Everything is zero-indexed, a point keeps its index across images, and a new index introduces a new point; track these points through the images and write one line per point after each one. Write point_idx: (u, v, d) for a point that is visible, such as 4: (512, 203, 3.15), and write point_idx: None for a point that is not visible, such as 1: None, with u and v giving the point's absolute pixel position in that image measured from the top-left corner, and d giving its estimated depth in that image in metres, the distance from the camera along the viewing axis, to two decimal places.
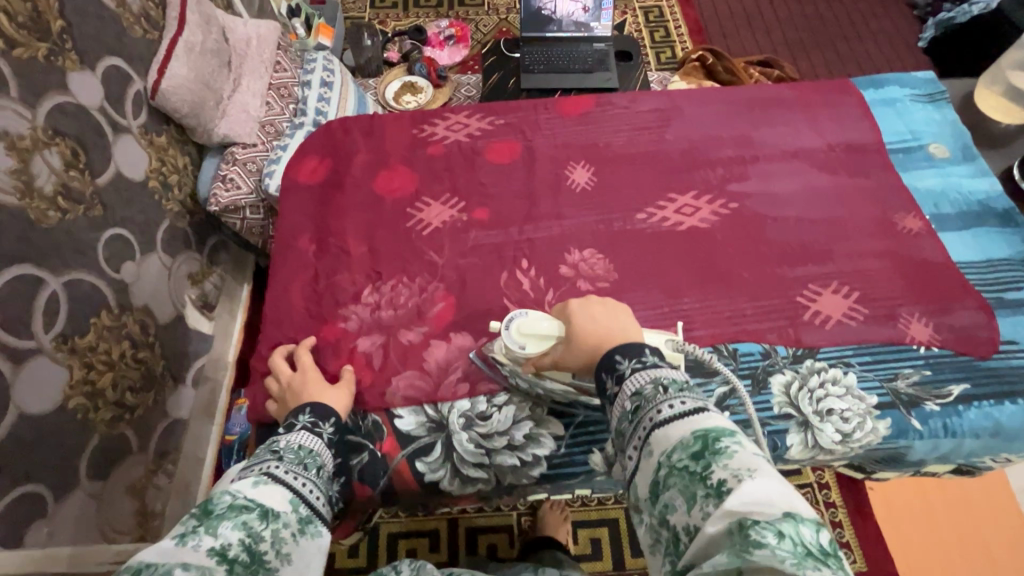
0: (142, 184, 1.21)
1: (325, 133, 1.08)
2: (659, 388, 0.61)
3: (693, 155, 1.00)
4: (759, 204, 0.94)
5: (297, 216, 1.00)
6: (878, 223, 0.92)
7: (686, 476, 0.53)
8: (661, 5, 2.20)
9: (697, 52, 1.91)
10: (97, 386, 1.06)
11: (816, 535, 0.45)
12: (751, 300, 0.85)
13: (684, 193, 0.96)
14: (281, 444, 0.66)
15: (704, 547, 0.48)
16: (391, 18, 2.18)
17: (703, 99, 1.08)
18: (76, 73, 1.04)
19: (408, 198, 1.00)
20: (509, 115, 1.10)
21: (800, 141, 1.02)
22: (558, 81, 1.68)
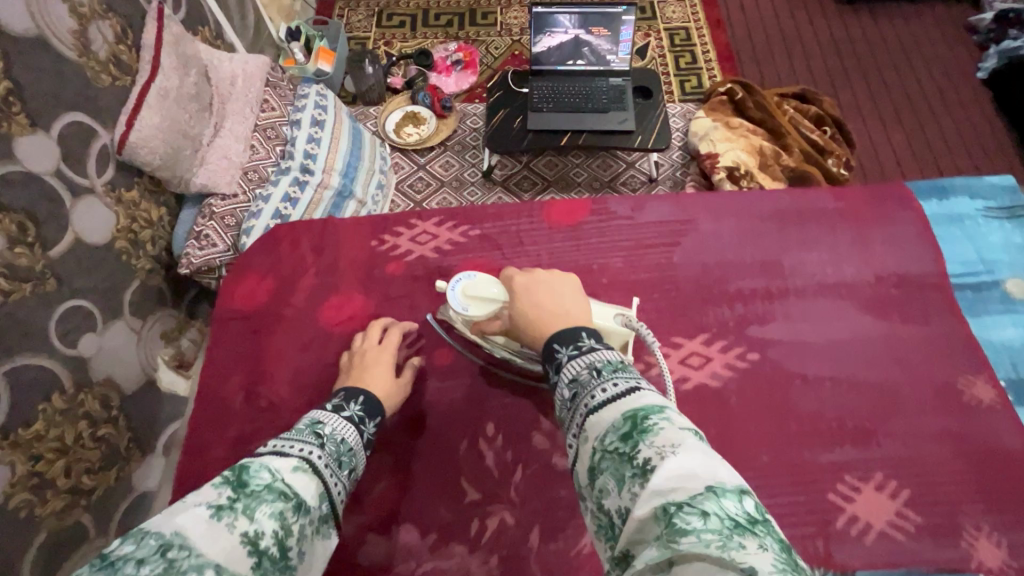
0: (107, 248, 1.12)
1: (267, 245, 0.94)
2: (593, 373, 0.60)
3: (706, 286, 0.84)
4: (783, 358, 0.79)
5: (226, 352, 0.86)
6: (930, 397, 0.76)
7: (616, 458, 0.51)
8: (688, 27, 2.02)
9: (725, 84, 1.73)
10: (46, 478, 0.98)
11: (740, 505, 0.44)
12: (768, 492, 0.71)
13: (693, 337, 0.81)
14: (325, 429, 0.67)
15: (635, 532, 0.46)
16: (397, 39, 2.05)
17: (721, 205, 0.92)
18: (25, 138, 0.95)
19: (357, 331, 0.85)
20: (487, 224, 0.93)
21: (834, 271, 0.85)
22: (569, 122, 1.54)
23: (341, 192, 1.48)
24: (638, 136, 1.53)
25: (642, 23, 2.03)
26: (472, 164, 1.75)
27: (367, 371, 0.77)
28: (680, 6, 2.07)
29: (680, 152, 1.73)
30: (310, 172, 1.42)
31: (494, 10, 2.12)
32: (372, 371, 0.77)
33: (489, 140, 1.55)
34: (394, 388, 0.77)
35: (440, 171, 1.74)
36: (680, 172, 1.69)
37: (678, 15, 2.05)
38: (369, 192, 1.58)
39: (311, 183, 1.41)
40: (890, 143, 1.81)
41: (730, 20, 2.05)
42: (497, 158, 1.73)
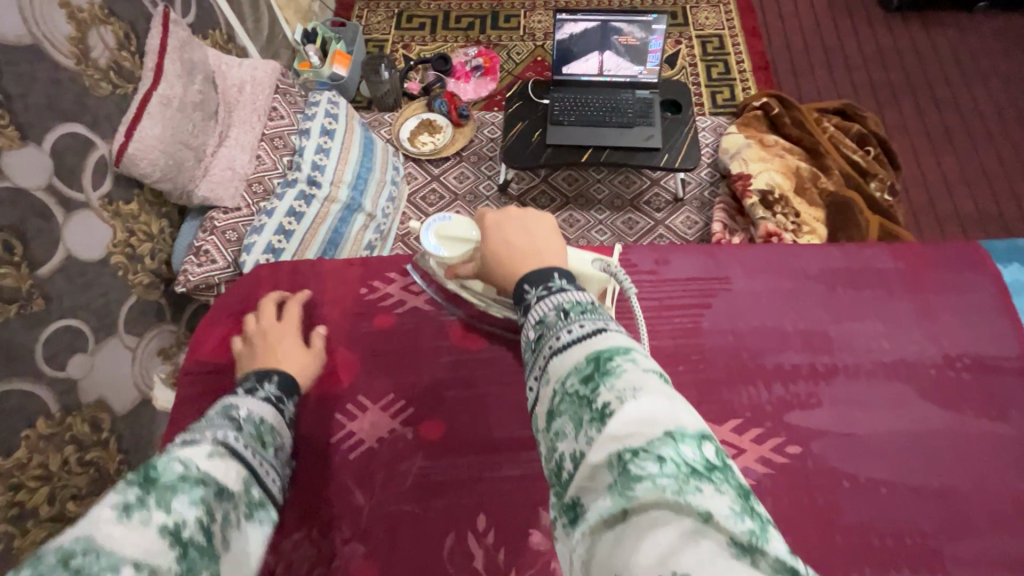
0: (102, 263, 1.08)
1: (247, 289, 0.86)
2: (561, 314, 0.52)
3: (738, 359, 0.74)
4: (828, 453, 0.68)
5: (197, 409, 0.77)
6: (1004, 510, 0.65)
7: (574, 401, 0.45)
8: (722, 33, 1.91)
9: (761, 98, 1.61)
10: (27, 507, 0.93)
11: (701, 450, 0.40)
12: None
13: (722, 422, 0.70)
14: (240, 412, 0.61)
15: (587, 481, 0.41)
16: (417, 42, 1.98)
17: (757, 261, 0.82)
18: (15, 151, 0.90)
19: (341, 393, 0.77)
20: None
21: (888, 348, 0.74)
22: (590, 136, 1.46)
23: (349, 205, 1.41)
24: (664, 155, 1.44)
25: (673, 29, 1.92)
26: (488, 176, 1.68)
27: (273, 346, 0.75)
28: (714, 12, 1.95)
29: (709, 170, 1.63)
30: (317, 185, 1.36)
31: (517, 13, 2.04)
32: (280, 348, 0.75)
33: (504, 155, 1.47)
34: (308, 359, 0.76)
35: (455, 182, 1.67)
36: (708, 191, 1.59)
37: (712, 21, 1.94)
38: (379, 204, 1.50)
39: (317, 197, 1.35)
40: (940, 167, 1.67)
41: (768, 28, 1.93)
42: (514, 172, 1.65)
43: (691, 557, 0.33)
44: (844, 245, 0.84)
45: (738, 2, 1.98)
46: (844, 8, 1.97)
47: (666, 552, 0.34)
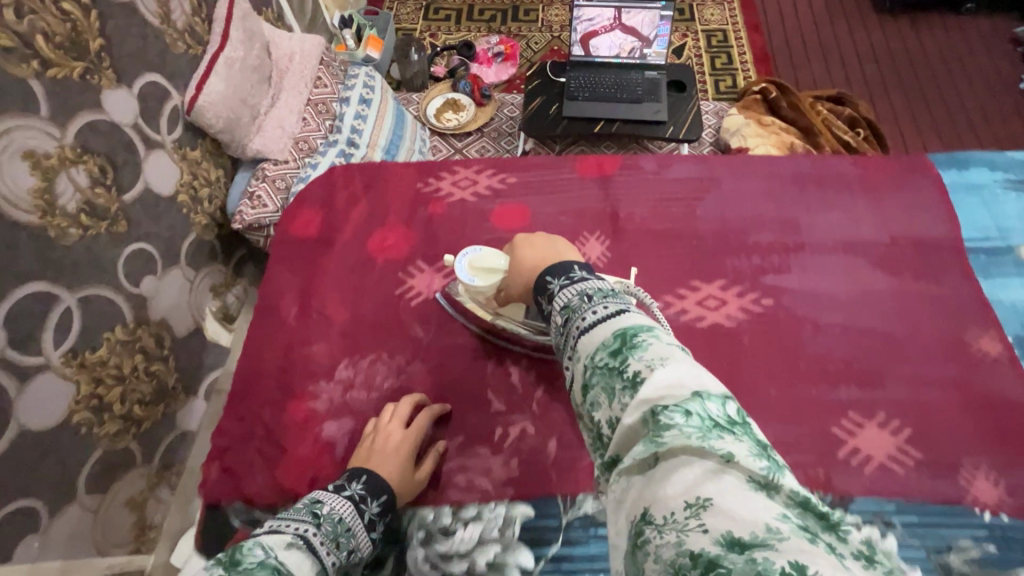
0: (171, 199, 1.22)
1: (325, 183, 1.04)
2: (584, 298, 0.63)
3: (726, 238, 0.91)
4: (798, 303, 0.84)
5: (283, 273, 0.95)
6: (942, 346, 0.80)
7: (606, 374, 0.54)
8: (726, 28, 2.06)
9: (760, 84, 1.77)
10: (104, 401, 1.06)
11: (722, 408, 0.47)
12: (774, 421, 0.75)
13: (710, 282, 0.87)
14: (324, 509, 0.67)
15: (624, 437, 0.49)
16: (442, 31, 2.14)
17: (745, 169, 0.98)
18: (112, 91, 1.06)
19: (399, 263, 0.95)
20: (522, 173, 1.01)
21: (852, 231, 0.90)
22: (603, 111, 1.59)
23: None
24: (670, 127, 1.58)
25: (679, 23, 2.08)
26: (507, 151, 1.81)
27: (388, 457, 0.74)
28: (719, 10, 2.11)
29: (711, 149, 1.74)
30: (356, 146, 1.50)
31: (536, 7, 2.20)
32: (396, 457, 0.74)
33: (523, 123, 1.62)
34: (412, 474, 0.75)
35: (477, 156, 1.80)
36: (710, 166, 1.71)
37: (717, 17, 2.09)
38: None
39: (356, 156, 1.49)
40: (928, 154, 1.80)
41: (769, 25, 2.08)
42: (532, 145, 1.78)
43: (715, 488, 0.41)
44: (819, 156, 1.00)
45: (741, 2, 2.14)
46: (840, 9, 2.13)
47: (691, 483, 0.43)
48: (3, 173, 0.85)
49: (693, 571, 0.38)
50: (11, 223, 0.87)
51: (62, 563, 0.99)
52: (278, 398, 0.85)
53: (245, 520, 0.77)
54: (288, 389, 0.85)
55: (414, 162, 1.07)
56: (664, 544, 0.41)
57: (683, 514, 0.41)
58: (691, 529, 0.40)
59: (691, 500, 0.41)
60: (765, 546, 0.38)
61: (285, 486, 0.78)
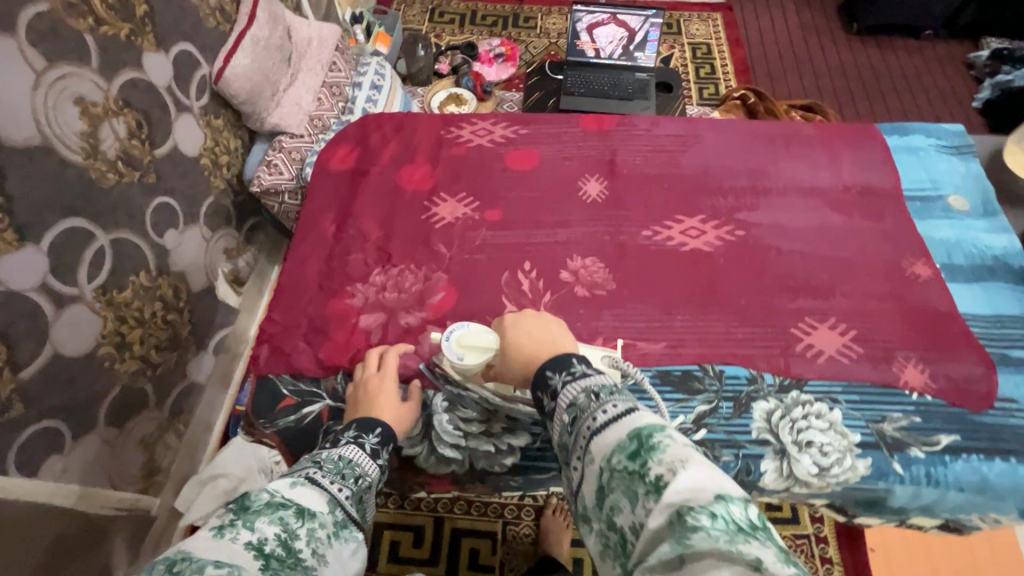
0: (195, 160, 1.30)
1: (361, 127, 1.14)
2: (591, 396, 0.65)
3: (706, 181, 1.04)
4: (766, 235, 0.98)
5: (322, 199, 1.06)
6: (887, 269, 0.94)
7: (625, 477, 0.55)
8: (710, 43, 2.24)
9: (740, 91, 1.93)
10: (126, 339, 1.13)
11: (746, 512, 0.49)
12: (741, 325, 0.89)
13: (692, 216, 1.00)
14: (323, 455, 0.71)
15: (649, 543, 0.50)
16: (447, 33, 2.27)
17: (725, 128, 1.12)
18: (152, 54, 1.15)
19: (425, 192, 1.05)
20: (532, 126, 1.14)
21: (815, 179, 1.05)
22: (597, 105, 1.73)
23: None
24: None
25: (668, 36, 2.25)
26: None
27: (377, 401, 0.81)
28: (703, 25, 2.30)
29: None
30: None
31: (535, 15, 2.35)
32: (381, 399, 0.82)
33: None
34: (402, 411, 0.82)
35: None
36: None
37: (702, 33, 2.27)
38: None
39: None
40: None
41: (748, 41, 2.27)
42: None
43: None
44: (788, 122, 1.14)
45: (724, 19, 2.32)
46: (813, 30, 2.32)
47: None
48: (56, 115, 0.93)
49: None
50: (60, 159, 0.94)
51: (81, 488, 1.04)
52: (320, 297, 0.95)
53: (293, 391, 0.87)
54: (329, 290, 0.96)
55: (437, 114, 1.18)
56: None
57: None
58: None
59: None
60: None
61: (325, 361, 0.89)
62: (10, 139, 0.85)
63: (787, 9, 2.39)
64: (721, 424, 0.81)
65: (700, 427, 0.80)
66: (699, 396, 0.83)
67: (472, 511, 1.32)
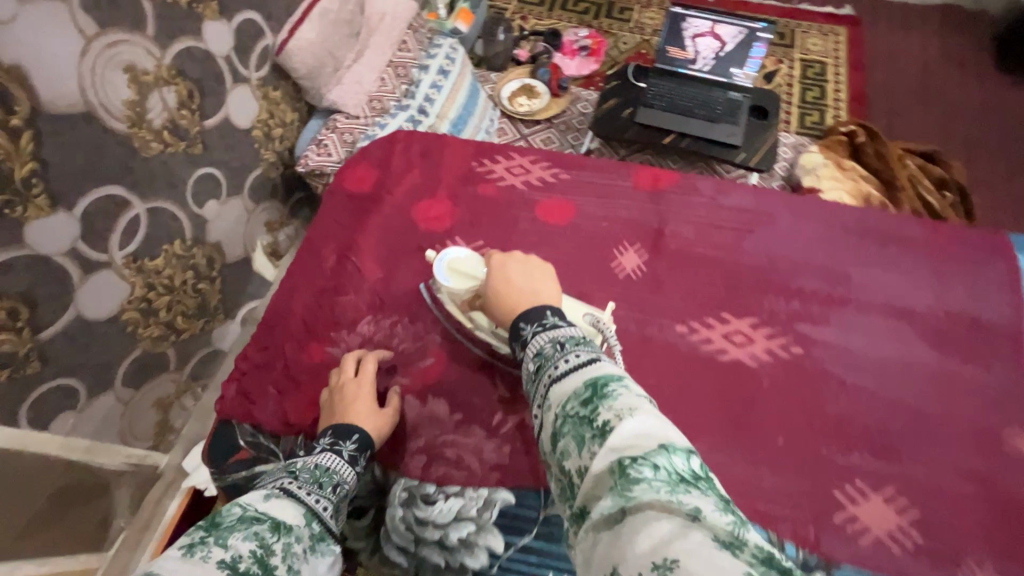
0: (246, 132, 1.29)
1: (384, 145, 1.08)
2: (557, 347, 0.66)
3: (764, 277, 0.91)
4: (824, 359, 0.84)
5: (330, 222, 1.00)
6: (977, 437, 0.79)
7: (576, 422, 0.56)
8: (826, 62, 1.96)
9: (848, 126, 1.69)
10: (152, 306, 1.14)
11: (686, 463, 0.50)
12: (771, 469, 0.77)
13: (741, 317, 0.88)
14: (298, 465, 0.71)
15: (592, 486, 0.51)
16: (534, 15, 2.13)
17: (805, 211, 0.98)
18: (213, 23, 1.12)
19: (438, 234, 0.98)
20: (575, 172, 1.03)
21: (898, 299, 0.89)
22: (676, 123, 1.55)
23: None
24: (742, 153, 1.53)
25: (777, 48, 1.99)
26: (571, 147, 1.80)
27: (354, 404, 0.79)
28: (821, 40, 2.02)
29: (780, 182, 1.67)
30: (425, 114, 1.52)
31: (632, 7, 2.16)
32: (358, 404, 0.79)
33: (592, 123, 1.61)
34: (381, 418, 0.80)
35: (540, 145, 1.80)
36: None
37: (819, 48, 2.00)
38: None
39: (424, 123, 1.51)
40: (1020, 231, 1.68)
41: (872, 66, 1.97)
42: (597, 145, 1.78)
43: (682, 547, 0.42)
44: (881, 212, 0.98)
45: (849, 35, 2.03)
46: (956, 60, 1.98)
47: (658, 543, 0.43)
48: (102, 81, 0.92)
49: None
50: (102, 127, 0.94)
51: (91, 442, 1.08)
52: (303, 338, 0.90)
53: (250, 442, 0.84)
54: (313, 332, 0.91)
55: (473, 140, 1.09)
56: None
57: None
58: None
59: (657, 561, 0.42)
60: None
61: (291, 420, 0.84)
62: (51, 106, 0.85)
63: (929, 32, 2.05)
64: None
65: None
66: None
67: None
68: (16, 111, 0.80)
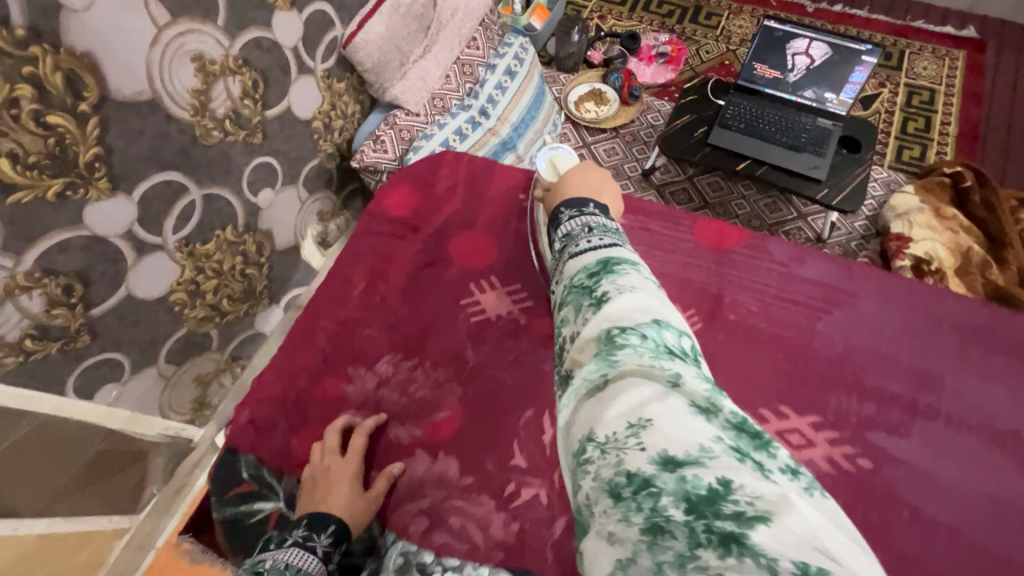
0: (307, 123, 1.28)
1: (428, 166, 1.10)
2: (585, 229, 0.73)
3: (829, 364, 0.85)
4: (901, 477, 0.77)
5: (365, 246, 1.03)
6: None
7: (581, 295, 0.62)
8: (936, 89, 1.75)
9: (955, 166, 1.48)
10: (200, 289, 1.17)
11: (676, 339, 0.53)
12: None
13: (800, 414, 0.82)
14: (266, 564, 0.72)
15: (580, 349, 0.55)
16: (613, 15, 2.02)
17: (894, 297, 0.90)
18: (284, 13, 1.11)
19: (472, 272, 1.00)
20: (634, 215, 1.01)
21: (990, 412, 0.81)
22: (750, 149, 1.44)
23: (505, 143, 1.52)
24: (825, 189, 1.38)
25: (882, 70, 1.79)
26: (636, 159, 1.70)
27: (334, 488, 0.81)
28: (934, 64, 1.80)
29: (864, 223, 1.55)
30: (486, 116, 1.49)
31: (720, 12, 2.00)
32: (337, 489, 0.81)
33: (662, 140, 1.49)
34: (363, 501, 0.82)
35: (603, 155, 1.71)
36: (856, 245, 1.51)
37: (930, 73, 1.78)
38: (531, 152, 1.59)
39: (483, 126, 1.48)
40: None
41: (992, 98, 1.74)
42: (664, 161, 1.68)
43: (656, 406, 0.45)
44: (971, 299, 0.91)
45: (968, 60, 1.80)
46: None
47: (636, 404, 0.46)
48: (170, 71, 0.93)
49: (625, 486, 0.41)
50: (166, 115, 0.95)
51: (132, 413, 1.13)
52: (322, 368, 0.93)
53: (251, 475, 0.88)
54: (331, 363, 0.94)
55: (519, 169, 1.11)
56: (604, 464, 0.44)
57: (624, 433, 0.44)
58: (628, 447, 0.43)
59: (632, 420, 0.44)
60: (696, 463, 0.40)
61: (297, 456, 0.88)
62: (118, 93, 0.86)
63: None
64: None
65: None
66: None
67: None
68: (85, 98, 0.82)
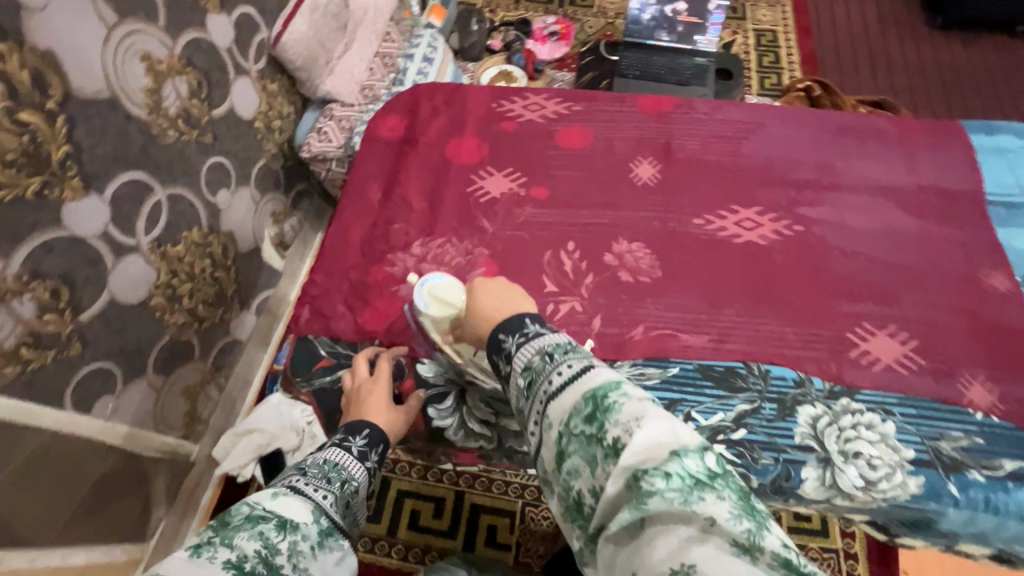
0: (250, 124, 1.33)
1: (409, 98, 1.21)
2: (545, 359, 0.65)
3: (766, 172, 1.07)
4: (828, 232, 1.00)
5: (372, 166, 1.13)
6: (961, 278, 0.95)
7: (584, 442, 0.56)
8: (777, 30, 2.12)
9: (805, 82, 1.82)
10: (176, 292, 1.17)
11: (701, 462, 0.51)
12: (792, 325, 0.92)
13: (748, 207, 1.03)
14: (309, 460, 0.76)
15: (608, 504, 0.52)
16: (501, 8, 2.24)
17: (791, 119, 1.13)
18: (215, 15, 1.18)
19: (471, 165, 1.11)
20: (586, 104, 1.17)
21: (885, 178, 1.05)
22: (648, 90, 1.68)
23: None
24: None
25: (732, 22, 2.14)
26: None
27: (368, 402, 0.87)
28: (770, 11, 2.18)
29: None
30: None
31: None
32: (371, 402, 0.87)
33: None
34: (393, 415, 0.87)
35: None
36: None
37: (769, 19, 2.15)
38: None
39: None
40: None
41: (817, 30, 2.14)
42: None
43: (699, 552, 0.45)
44: (857, 113, 1.15)
45: (794, 6, 2.20)
46: (891, 21, 2.17)
47: (676, 547, 0.46)
48: (123, 70, 0.96)
49: None
50: (125, 113, 0.98)
51: (129, 429, 1.10)
52: (363, 264, 1.03)
53: (330, 352, 0.96)
54: (371, 257, 1.03)
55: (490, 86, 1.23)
56: None
57: None
58: None
59: (677, 567, 0.45)
60: None
61: (365, 329, 0.97)
62: (80, 91, 0.89)
63: None
64: (761, 425, 0.84)
65: (740, 426, 0.84)
66: (741, 395, 0.87)
67: (494, 490, 1.31)
68: (51, 95, 0.84)
